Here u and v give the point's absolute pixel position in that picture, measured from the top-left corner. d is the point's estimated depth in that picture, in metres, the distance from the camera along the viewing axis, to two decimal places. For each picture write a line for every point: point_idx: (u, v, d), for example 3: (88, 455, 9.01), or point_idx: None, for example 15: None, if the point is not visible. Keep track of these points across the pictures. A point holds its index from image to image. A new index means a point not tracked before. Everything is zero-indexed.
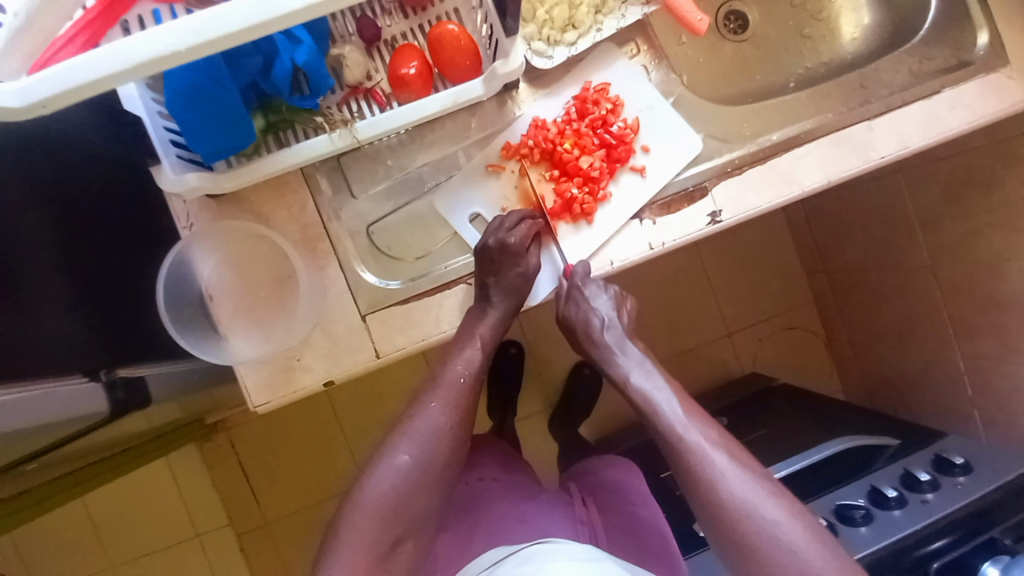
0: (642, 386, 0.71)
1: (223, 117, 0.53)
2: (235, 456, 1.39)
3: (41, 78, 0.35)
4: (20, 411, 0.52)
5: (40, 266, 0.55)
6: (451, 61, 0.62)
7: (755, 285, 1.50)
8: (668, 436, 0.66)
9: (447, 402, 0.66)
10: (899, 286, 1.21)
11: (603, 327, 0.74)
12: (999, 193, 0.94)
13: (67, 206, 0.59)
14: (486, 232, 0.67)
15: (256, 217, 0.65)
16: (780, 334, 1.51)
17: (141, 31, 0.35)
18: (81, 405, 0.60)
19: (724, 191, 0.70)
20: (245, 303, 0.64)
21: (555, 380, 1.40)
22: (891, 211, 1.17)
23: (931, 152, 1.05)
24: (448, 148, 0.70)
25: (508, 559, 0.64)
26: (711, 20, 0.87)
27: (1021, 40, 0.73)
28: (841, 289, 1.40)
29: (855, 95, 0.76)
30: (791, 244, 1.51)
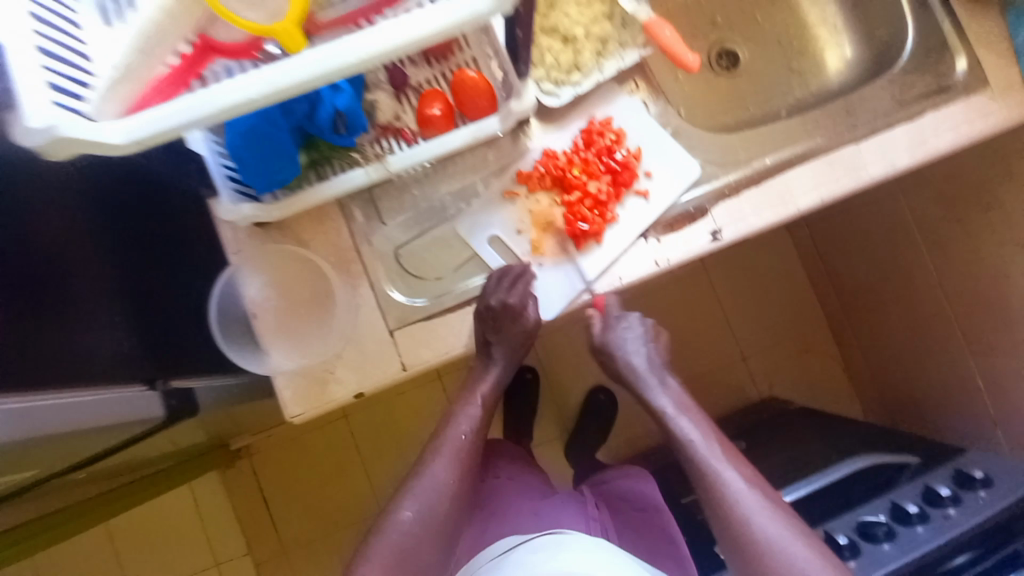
0: (681, 422, 0.76)
1: (275, 154, 0.61)
2: (257, 483, 1.43)
3: (142, 120, 0.42)
4: (88, 410, 0.56)
5: (99, 280, 0.61)
6: (471, 101, 0.70)
7: (764, 306, 1.52)
8: (704, 471, 0.71)
9: (457, 426, 0.76)
10: (910, 301, 1.23)
11: (645, 363, 0.81)
12: (998, 208, 0.98)
13: (121, 226, 0.66)
14: (487, 289, 0.72)
15: (297, 241, 0.72)
16: (793, 355, 1.52)
17: (226, 83, 0.42)
18: (141, 410, 0.63)
19: (724, 211, 0.76)
20: (286, 319, 0.72)
21: (570, 403, 1.43)
22: (895, 230, 1.21)
23: (927, 172, 1.09)
24: (468, 179, 0.78)
25: (519, 547, 0.67)
26: (705, 59, 0.95)
27: (997, 66, 0.79)
28: (852, 308, 1.42)
29: (844, 123, 0.82)
30: (799, 265, 1.54)
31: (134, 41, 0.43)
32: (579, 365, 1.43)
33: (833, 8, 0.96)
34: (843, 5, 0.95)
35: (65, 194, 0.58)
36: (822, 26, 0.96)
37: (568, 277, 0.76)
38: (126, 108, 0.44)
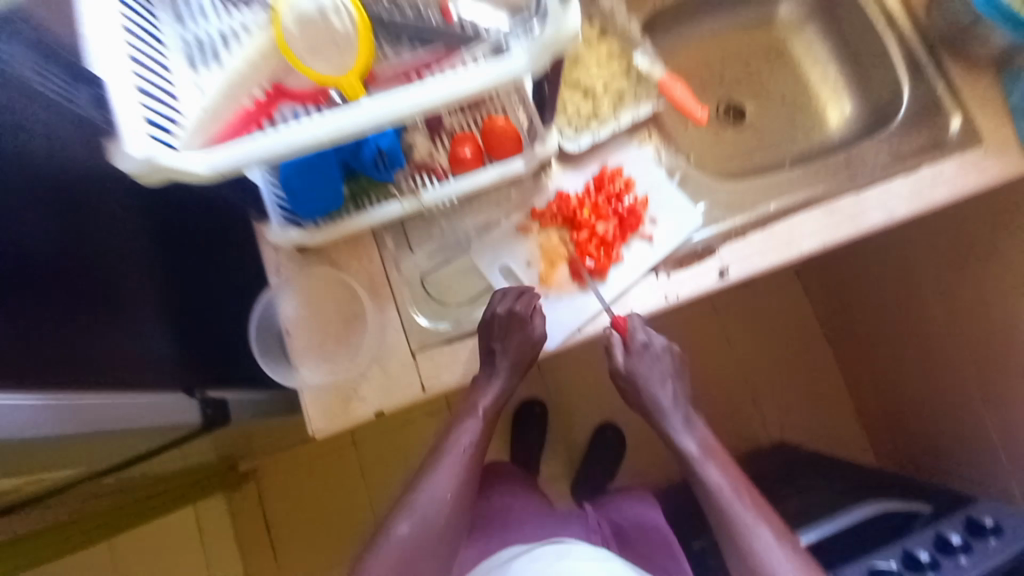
0: (708, 470, 0.79)
1: (323, 185, 0.68)
2: (261, 507, 1.44)
3: (220, 156, 0.46)
4: (130, 411, 0.58)
5: (151, 295, 0.67)
6: (500, 145, 0.75)
7: (773, 348, 1.54)
8: (735, 527, 0.75)
9: (462, 436, 0.77)
10: (922, 347, 1.24)
11: (672, 406, 0.83)
12: (1002, 259, 1.01)
13: (173, 244, 0.72)
14: (492, 301, 0.75)
15: (331, 265, 0.78)
16: (803, 398, 1.53)
17: (297, 126, 0.47)
18: (177, 412, 0.66)
19: (731, 251, 0.81)
20: (316, 338, 0.76)
21: (578, 437, 1.43)
22: (902, 276, 1.24)
23: (931, 222, 1.13)
24: (491, 216, 0.83)
25: (520, 556, 0.76)
26: (714, 113, 1.01)
27: (991, 126, 0.84)
28: (862, 352, 1.44)
29: (844, 176, 0.88)
30: (808, 308, 1.56)
31: (222, 87, 0.49)
32: (587, 399, 1.44)
33: (834, 68, 1.01)
34: (843, 65, 1.00)
35: (127, 212, 0.65)
36: (823, 86, 1.02)
37: (574, 309, 0.79)
38: (208, 143, 0.49)
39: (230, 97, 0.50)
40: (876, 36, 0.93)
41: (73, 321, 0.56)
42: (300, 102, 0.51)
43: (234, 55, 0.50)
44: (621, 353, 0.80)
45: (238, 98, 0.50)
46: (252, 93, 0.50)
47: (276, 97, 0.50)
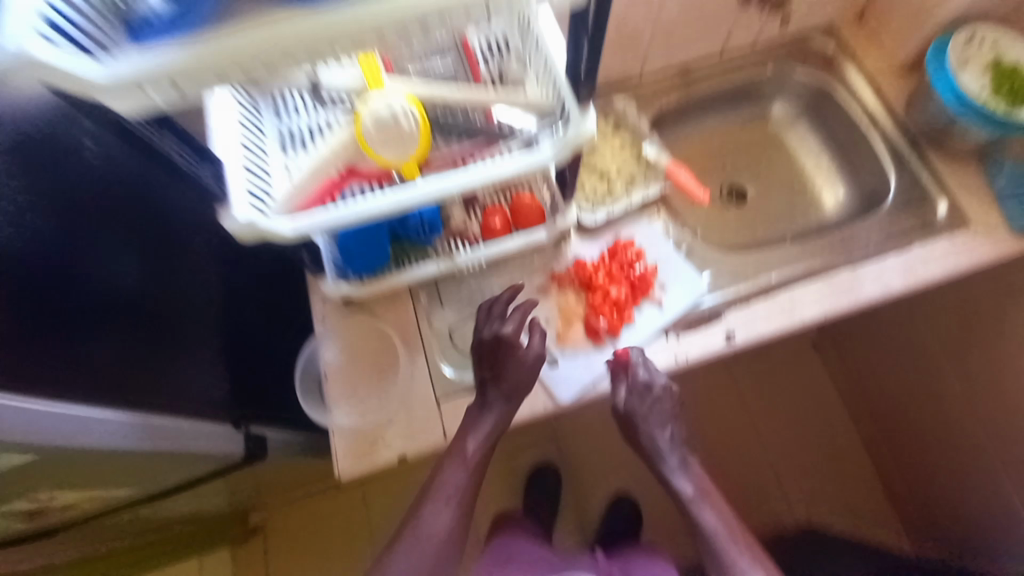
0: (704, 514, 0.81)
1: (374, 246, 0.79)
2: (265, 564, 1.43)
3: (302, 223, 0.55)
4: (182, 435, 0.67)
5: (212, 335, 0.76)
6: (525, 217, 0.86)
7: (790, 420, 1.53)
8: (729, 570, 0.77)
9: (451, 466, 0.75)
10: (945, 422, 1.23)
11: (669, 446, 0.84)
12: (1009, 335, 1.04)
13: (236, 286, 0.81)
14: (480, 323, 0.78)
15: (371, 316, 0.87)
16: (824, 474, 1.49)
17: (366, 200, 0.57)
18: (218, 443, 0.72)
19: (737, 316, 0.87)
20: (349, 384, 0.82)
21: (591, 504, 1.41)
22: (916, 349, 1.26)
23: (936, 298, 1.18)
24: (515, 277, 0.92)
25: None
26: (717, 194, 1.11)
27: (977, 211, 0.92)
28: (884, 426, 1.42)
29: (840, 252, 0.95)
30: (824, 380, 1.57)
31: (310, 166, 0.58)
32: (601, 464, 1.44)
33: (826, 157, 1.11)
34: (833, 156, 1.09)
35: (195, 254, 0.72)
36: (818, 171, 1.11)
37: (585, 365, 0.85)
38: (293, 210, 0.58)
39: (314, 174, 0.58)
40: (861, 131, 1.03)
41: (144, 352, 0.63)
42: (370, 180, 0.61)
43: (323, 143, 0.59)
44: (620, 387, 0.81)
45: (321, 175, 0.59)
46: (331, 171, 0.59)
47: (350, 176, 0.60)
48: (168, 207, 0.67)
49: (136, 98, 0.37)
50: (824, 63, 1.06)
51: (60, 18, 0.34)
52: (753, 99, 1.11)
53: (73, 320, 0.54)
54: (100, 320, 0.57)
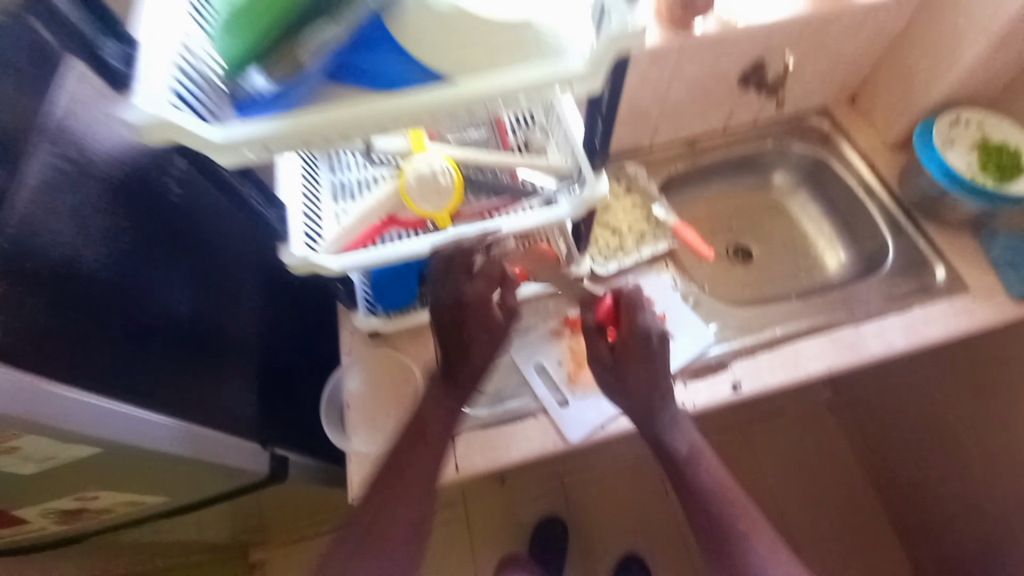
0: (700, 472, 0.77)
1: (403, 286, 0.86)
2: None
3: (347, 260, 0.62)
4: (217, 444, 0.69)
5: (252, 358, 0.82)
6: (542, 265, 0.93)
7: (803, 480, 1.50)
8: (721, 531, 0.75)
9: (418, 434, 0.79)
10: (966, 488, 1.21)
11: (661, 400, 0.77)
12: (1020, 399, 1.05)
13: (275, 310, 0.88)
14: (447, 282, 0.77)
15: (394, 350, 0.92)
16: (841, 539, 1.44)
17: (403, 243, 0.64)
18: (249, 461, 0.75)
19: (743, 367, 0.91)
20: (369, 413, 0.87)
21: (598, 558, 1.38)
22: (930, 411, 1.27)
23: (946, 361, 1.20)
24: (532, 320, 0.97)
25: None
26: (723, 253, 1.17)
27: (973, 276, 0.97)
28: (903, 490, 1.40)
29: (841, 310, 0.99)
30: (840, 441, 1.55)
31: (356, 213, 0.66)
32: (608, 516, 1.42)
33: (827, 224, 1.17)
34: (834, 223, 1.16)
35: (241, 280, 0.80)
36: (819, 237, 1.18)
37: (593, 405, 0.88)
38: (337, 251, 0.65)
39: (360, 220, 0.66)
40: (859, 201, 1.10)
41: (191, 376, 0.68)
42: (407, 226, 0.68)
43: (369, 195, 0.67)
44: (607, 341, 0.79)
45: (364, 221, 0.66)
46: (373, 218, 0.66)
47: (390, 223, 0.67)
48: (223, 237, 0.75)
49: (234, 154, 0.45)
50: (821, 140, 1.15)
51: (186, 93, 0.44)
52: (756, 169, 1.20)
53: (138, 340, 0.60)
54: (159, 341, 0.64)
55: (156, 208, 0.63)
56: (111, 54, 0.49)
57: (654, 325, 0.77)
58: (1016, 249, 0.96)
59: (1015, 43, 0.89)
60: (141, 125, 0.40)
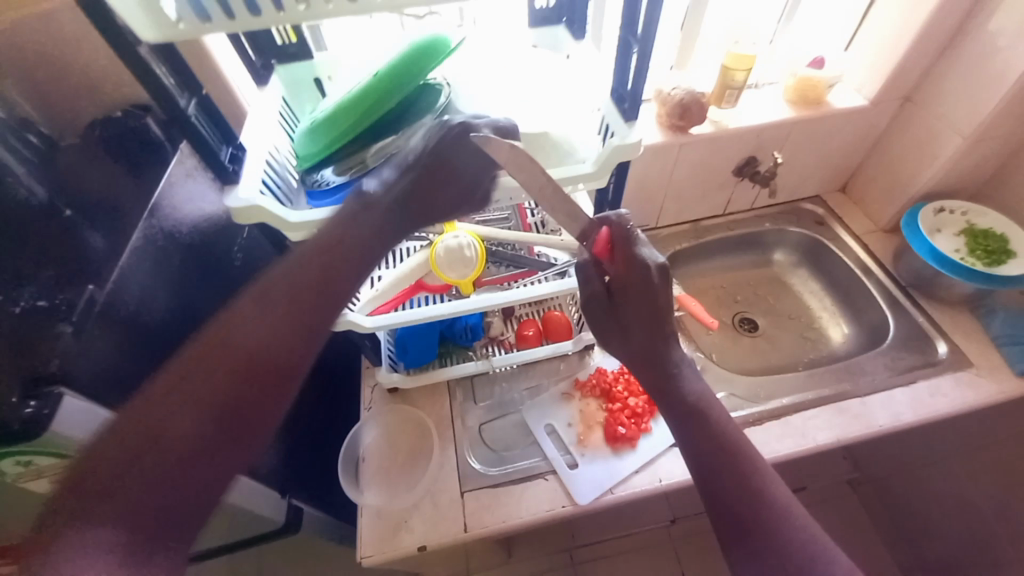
0: (712, 416, 0.62)
1: (424, 345, 0.92)
2: None
3: (380, 320, 0.70)
4: (251, 492, 0.74)
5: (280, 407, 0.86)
6: (554, 330, 0.99)
7: None
8: (738, 481, 0.57)
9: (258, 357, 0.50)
10: None
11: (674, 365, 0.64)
12: None
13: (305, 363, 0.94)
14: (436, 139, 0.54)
15: (412, 406, 0.97)
16: None
17: (430, 308, 0.72)
18: (281, 512, 0.83)
19: (750, 435, 0.93)
20: (384, 468, 0.91)
21: None
22: (956, 493, 1.24)
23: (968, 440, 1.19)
24: (543, 381, 1.02)
25: None
26: (729, 323, 1.22)
27: (976, 352, 0.99)
28: None
29: (847, 381, 1.01)
30: (867, 525, 1.49)
31: (390, 278, 0.73)
32: None
33: (829, 299, 1.22)
34: (836, 298, 1.21)
35: None
36: (822, 311, 1.22)
37: (601, 468, 0.90)
38: (371, 311, 0.73)
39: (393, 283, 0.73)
40: (857, 279, 1.15)
41: None
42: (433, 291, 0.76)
43: (403, 263, 0.74)
44: (601, 278, 0.65)
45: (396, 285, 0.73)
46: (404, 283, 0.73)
47: (418, 288, 0.76)
48: None
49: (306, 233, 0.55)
50: (817, 222, 1.25)
51: (271, 185, 0.55)
52: (758, 247, 1.28)
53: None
54: None
55: (220, 269, 0.73)
56: (225, 155, 0.59)
57: (652, 255, 0.62)
58: (1015, 327, 0.99)
59: (986, 143, 0.99)
60: (237, 210, 0.49)
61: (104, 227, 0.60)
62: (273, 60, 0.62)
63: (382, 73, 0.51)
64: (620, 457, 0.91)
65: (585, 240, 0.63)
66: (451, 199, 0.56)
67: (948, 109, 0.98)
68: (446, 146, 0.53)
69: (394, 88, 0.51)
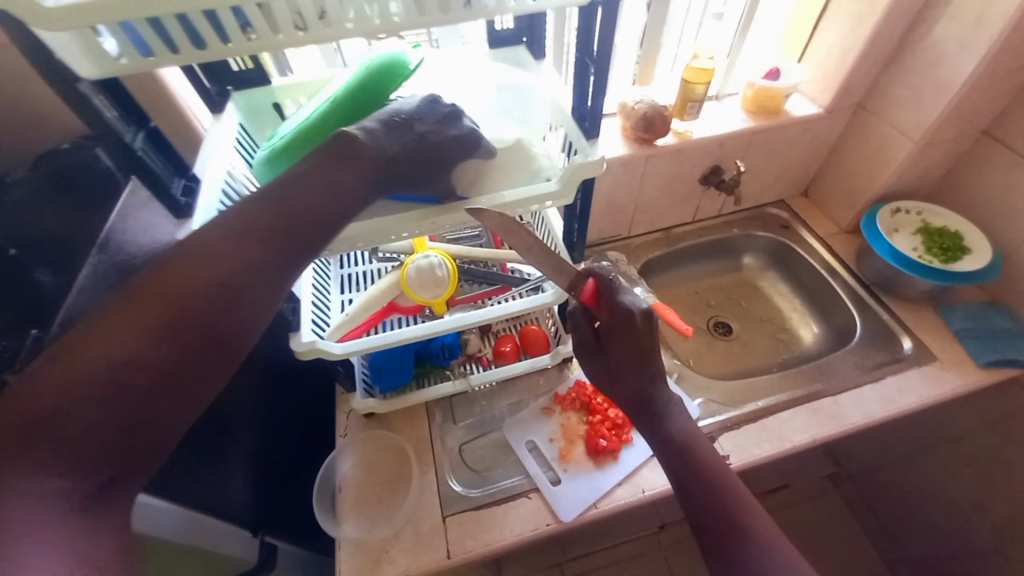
0: (698, 453, 0.62)
1: (400, 366, 0.90)
2: None
3: (350, 345, 0.68)
4: (222, 532, 0.73)
5: (251, 442, 0.82)
6: (532, 344, 0.98)
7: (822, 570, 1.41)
8: (721, 517, 0.57)
9: (210, 298, 0.43)
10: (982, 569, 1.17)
11: (664, 400, 0.65)
12: (1014, 467, 1.08)
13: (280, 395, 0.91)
14: (423, 118, 0.53)
15: (390, 430, 0.95)
16: None
17: (404, 330, 0.71)
18: (232, 545, 0.75)
19: (729, 440, 0.93)
20: (362, 496, 0.88)
21: None
22: (933, 485, 1.27)
23: (939, 432, 1.23)
24: (523, 397, 1.01)
25: None
26: (704, 328, 1.24)
27: (938, 347, 1.03)
28: None
29: (818, 382, 1.02)
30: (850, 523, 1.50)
31: (359, 302, 0.71)
32: None
33: (798, 301, 1.25)
34: (804, 299, 1.24)
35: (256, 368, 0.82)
36: (792, 312, 1.25)
37: (585, 482, 0.89)
38: (340, 336, 0.71)
39: (364, 307, 0.71)
40: (824, 280, 1.19)
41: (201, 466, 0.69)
42: (405, 313, 0.75)
43: (373, 285, 0.73)
44: (590, 322, 0.70)
45: (367, 309, 0.71)
46: (373, 307, 0.71)
47: (391, 309, 0.74)
48: None
49: None
50: (782, 226, 1.28)
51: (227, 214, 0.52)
52: (728, 253, 1.31)
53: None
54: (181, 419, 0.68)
55: None
56: (178, 188, 0.59)
57: (635, 303, 0.64)
58: (973, 321, 1.03)
59: (933, 148, 1.03)
60: None
61: (51, 264, 0.56)
62: (229, 87, 0.61)
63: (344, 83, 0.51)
64: (604, 470, 0.90)
65: (573, 291, 0.66)
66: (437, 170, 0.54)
67: (898, 116, 1.03)
68: (437, 122, 0.53)
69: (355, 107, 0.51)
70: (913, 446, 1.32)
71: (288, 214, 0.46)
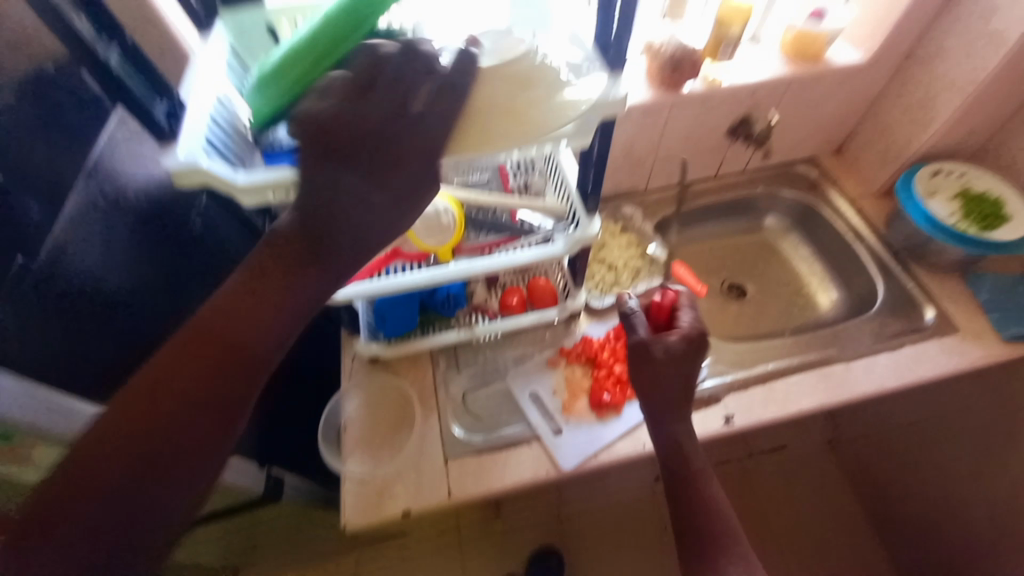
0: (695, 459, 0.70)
1: (404, 314, 0.89)
2: None
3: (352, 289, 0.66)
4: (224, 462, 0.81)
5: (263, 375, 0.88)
6: (539, 297, 0.97)
7: (811, 530, 1.47)
8: (698, 510, 0.68)
9: (241, 338, 0.47)
10: (972, 537, 1.19)
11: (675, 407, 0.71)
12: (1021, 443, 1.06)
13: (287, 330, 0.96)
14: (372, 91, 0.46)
15: (395, 375, 0.96)
16: None
17: (408, 275, 0.69)
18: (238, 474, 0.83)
19: (735, 401, 0.93)
20: (367, 437, 0.90)
21: None
22: (934, 455, 1.27)
23: (946, 406, 1.21)
24: (527, 350, 1.01)
25: None
26: (718, 290, 1.21)
27: (962, 318, 0.99)
28: (908, 541, 1.37)
29: (832, 348, 1.00)
30: (846, 486, 1.54)
31: None
32: (609, 557, 1.39)
33: (819, 265, 1.20)
34: (825, 263, 1.19)
35: None
36: (811, 276, 1.20)
37: (587, 435, 0.89)
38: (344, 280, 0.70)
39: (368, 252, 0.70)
40: (848, 244, 1.14)
41: None
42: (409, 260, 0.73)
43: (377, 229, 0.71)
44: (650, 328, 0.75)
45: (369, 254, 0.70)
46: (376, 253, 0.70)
47: (395, 255, 0.72)
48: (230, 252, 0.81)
49: (258, 197, 0.51)
50: (810, 186, 1.22)
51: (215, 143, 0.50)
52: (749, 211, 1.25)
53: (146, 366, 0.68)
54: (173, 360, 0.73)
55: (178, 235, 0.71)
56: (159, 112, 0.66)
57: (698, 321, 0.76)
58: (1001, 294, 0.99)
59: (985, 104, 0.95)
60: (174, 171, 0.45)
61: (41, 194, 0.53)
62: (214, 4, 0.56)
63: (332, 13, 0.46)
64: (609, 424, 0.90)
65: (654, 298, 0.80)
66: (417, 168, 0.48)
67: (949, 68, 0.94)
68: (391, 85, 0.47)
69: (343, 39, 0.47)
70: (917, 416, 1.31)
71: (313, 234, 0.47)
